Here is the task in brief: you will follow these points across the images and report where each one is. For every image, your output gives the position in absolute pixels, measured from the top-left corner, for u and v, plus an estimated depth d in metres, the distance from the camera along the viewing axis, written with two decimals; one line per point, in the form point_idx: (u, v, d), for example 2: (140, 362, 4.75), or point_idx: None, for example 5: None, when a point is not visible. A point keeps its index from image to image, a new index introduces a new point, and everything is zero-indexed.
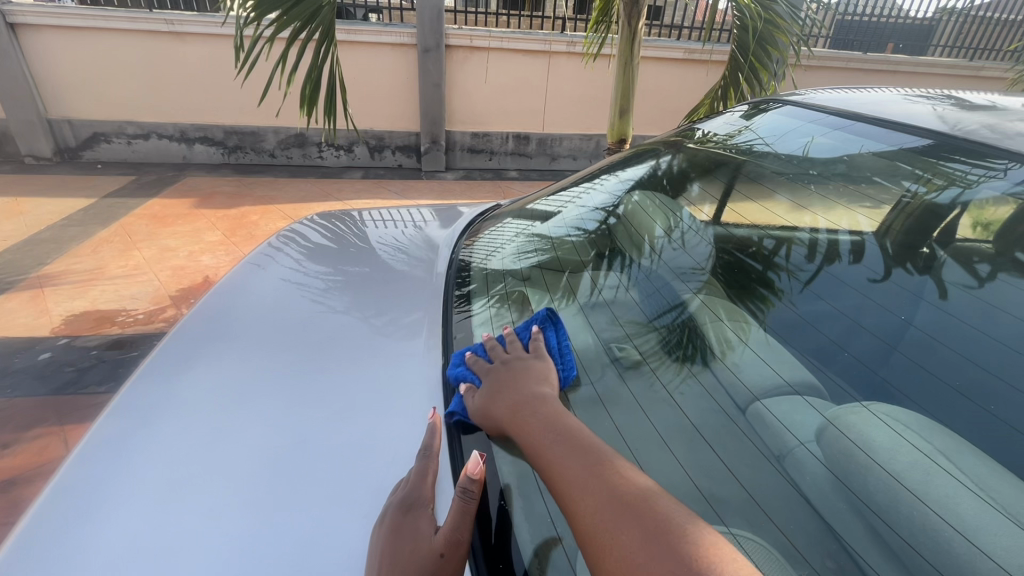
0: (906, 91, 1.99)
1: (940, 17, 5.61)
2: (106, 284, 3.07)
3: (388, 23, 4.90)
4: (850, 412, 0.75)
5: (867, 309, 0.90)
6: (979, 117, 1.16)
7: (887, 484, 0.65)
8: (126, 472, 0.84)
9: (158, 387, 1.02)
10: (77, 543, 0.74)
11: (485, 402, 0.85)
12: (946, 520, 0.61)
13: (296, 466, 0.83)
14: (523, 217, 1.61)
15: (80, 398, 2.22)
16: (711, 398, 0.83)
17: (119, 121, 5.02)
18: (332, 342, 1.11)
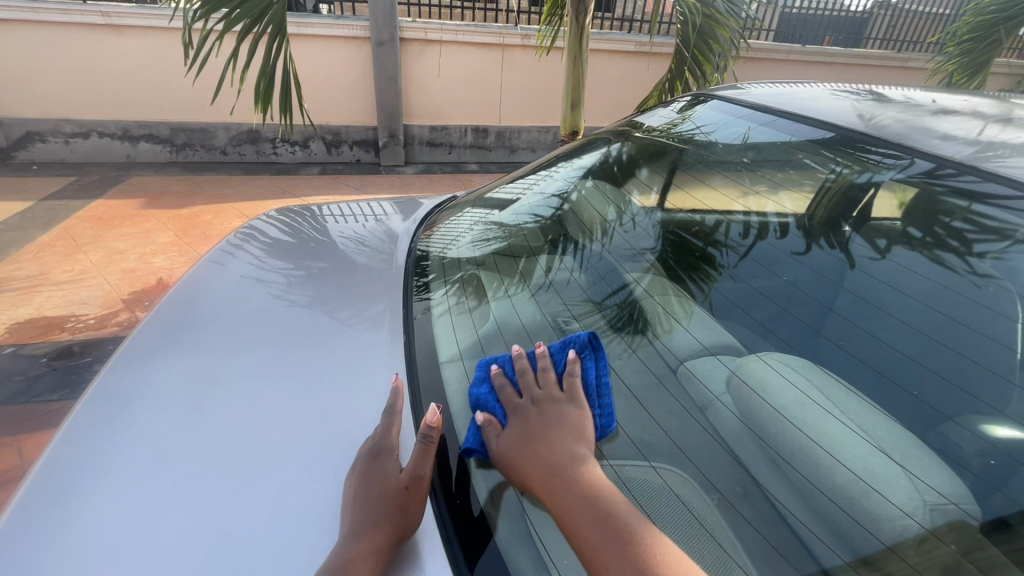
0: (835, 86, 2.15)
1: (871, 11, 5.97)
2: (52, 290, 2.95)
3: (340, 16, 4.83)
4: (749, 361, 0.89)
5: (782, 287, 1.04)
6: (890, 113, 1.28)
7: (773, 415, 0.78)
8: (115, 445, 0.88)
9: (135, 372, 1.05)
10: (72, 509, 0.79)
11: (513, 450, 0.77)
12: (816, 441, 0.75)
13: (273, 434, 0.90)
14: (480, 206, 1.68)
15: (32, 406, 2.16)
16: (645, 362, 0.93)
17: (54, 119, 4.76)
18: (300, 329, 1.17)
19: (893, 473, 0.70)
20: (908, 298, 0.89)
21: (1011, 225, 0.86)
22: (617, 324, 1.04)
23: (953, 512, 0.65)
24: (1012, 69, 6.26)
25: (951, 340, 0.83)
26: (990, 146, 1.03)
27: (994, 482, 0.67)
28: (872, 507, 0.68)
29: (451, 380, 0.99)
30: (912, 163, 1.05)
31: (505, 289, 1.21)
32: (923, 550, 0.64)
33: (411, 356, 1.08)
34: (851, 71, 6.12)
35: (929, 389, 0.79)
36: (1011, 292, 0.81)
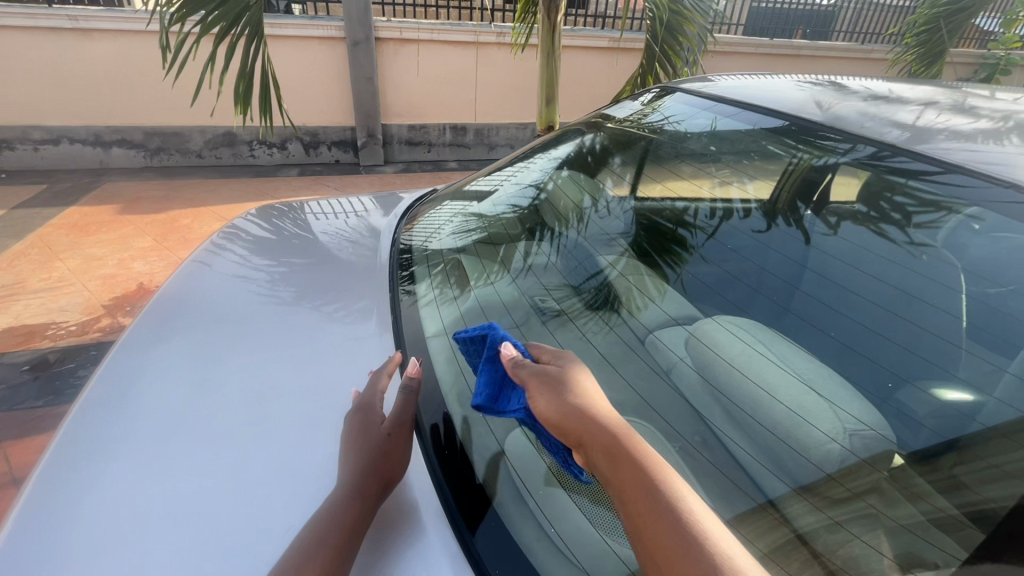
0: (798, 78, 2.25)
1: (838, 4, 6.16)
2: (30, 299, 2.92)
3: (314, 16, 4.82)
4: (707, 325, 0.99)
5: (750, 267, 1.13)
6: (848, 103, 1.37)
7: (726, 370, 0.89)
8: (127, 420, 0.98)
9: (138, 356, 1.14)
10: (93, 476, 0.88)
11: (568, 413, 0.68)
12: (760, 387, 0.86)
13: (272, 405, 1.00)
14: (459, 198, 1.73)
15: (16, 414, 2.15)
16: (617, 334, 1.01)
17: (22, 126, 4.66)
18: (291, 313, 1.26)
19: (820, 406, 0.81)
20: (862, 273, 1.00)
21: (947, 198, 0.94)
22: (594, 304, 1.11)
23: (870, 437, 0.76)
24: (967, 59, 6.54)
25: (896, 305, 0.92)
26: (923, 131, 1.13)
27: (919, 422, 0.77)
28: (805, 437, 0.78)
29: (438, 353, 1.07)
30: (852, 148, 1.14)
31: (486, 276, 1.27)
32: (843, 469, 0.74)
33: (398, 343, 1.14)
34: (818, 63, 6.31)
35: (872, 348, 0.88)
36: (955, 266, 0.89)
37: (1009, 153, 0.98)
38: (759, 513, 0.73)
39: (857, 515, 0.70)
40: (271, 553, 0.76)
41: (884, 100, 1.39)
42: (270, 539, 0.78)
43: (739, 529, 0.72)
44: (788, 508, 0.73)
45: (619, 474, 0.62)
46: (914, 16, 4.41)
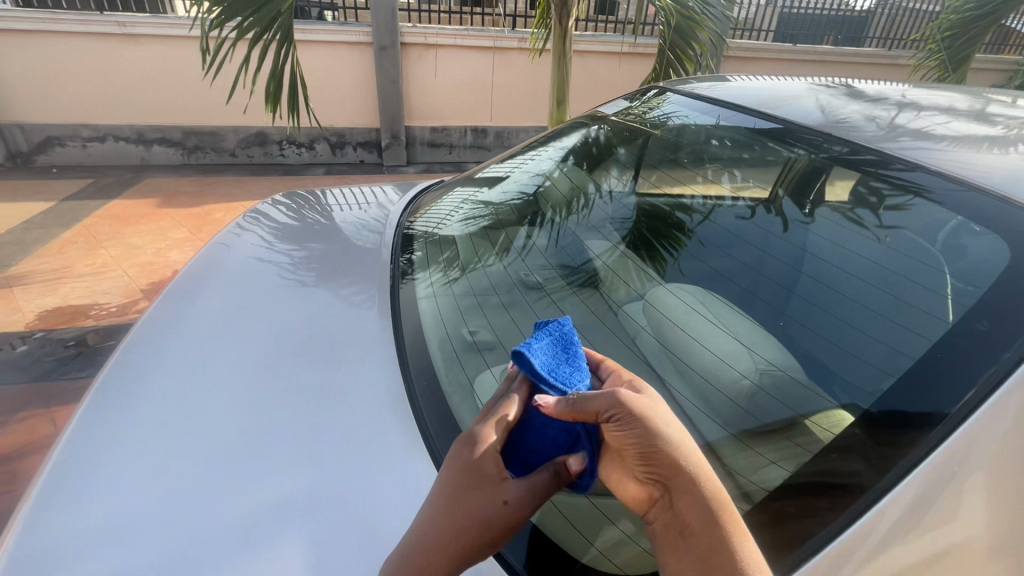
0: (812, 81, 2.29)
1: (872, 10, 6.12)
2: (76, 282, 3.15)
3: (344, 22, 5.04)
4: (665, 292, 1.11)
5: (747, 269, 1.10)
6: (853, 107, 1.42)
7: (670, 328, 1.02)
8: (167, 347, 1.13)
9: (179, 300, 1.31)
10: (135, 387, 1.03)
11: (671, 456, 0.61)
12: (693, 336, 0.99)
13: (287, 344, 1.10)
14: (469, 185, 1.87)
15: (61, 383, 2.35)
16: (591, 306, 1.13)
17: (73, 124, 5.00)
18: (312, 273, 1.39)
19: (739, 352, 0.94)
20: (858, 269, 0.99)
21: (913, 184, 1.01)
22: (579, 283, 1.20)
23: (775, 375, 0.88)
24: (1002, 65, 6.40)
25: (843, 285, 0.97)
26: (917, 134, 1.18)
27: (847, 380, 0.83)
28: (724, 374, 0.91)
29: (426, 312, 1.19)
30: (829, 146, 1.20)
31: (484, 254, 1.37)
32: (752, 400, 0.87)
33: (394, 307, 1.23)
34: (847, 69, 6.28)
35: (826, 327, 0.92)
36: (940, 268, 0.89)
37: (964, 153, 1.06)
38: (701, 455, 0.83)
39: (771, 442, 0.82)
40: (273, 458, 0.86)
41: (887, 106, 1.44)
42: (273, 445, 0.88)
43: None
44: (720, 448, 0.83)
45: (714, 541, 0.61)
46: (939, 22, 4.37)
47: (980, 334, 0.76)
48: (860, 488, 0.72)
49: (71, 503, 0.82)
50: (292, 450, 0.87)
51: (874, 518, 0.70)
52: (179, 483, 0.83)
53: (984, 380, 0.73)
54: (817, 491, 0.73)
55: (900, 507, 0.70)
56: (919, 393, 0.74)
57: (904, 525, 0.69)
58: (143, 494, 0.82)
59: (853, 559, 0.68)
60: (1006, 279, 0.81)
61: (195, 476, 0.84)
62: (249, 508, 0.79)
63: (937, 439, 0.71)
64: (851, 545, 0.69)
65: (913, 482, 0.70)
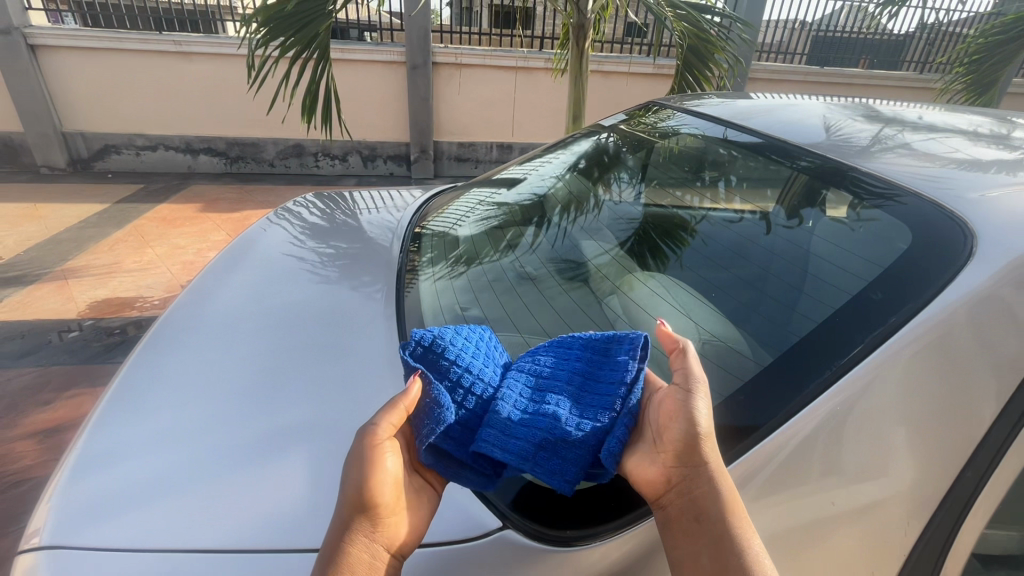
0: (828, 101, 2.35)
1: (910, 34, 6.09)
2: (124, 276, 3.42)
3: (380, 43, 5.33)
4: (644, 283, 1.22)
5: (729, 253, 1.21)
6: (860, 128, 1.49)
7: (637, 312, 1.13)
8: (211, 301, 1.28)
9: (223, 271, 1.47)
10: (183, 328, 1.17)
11: (701, 445, 0.70)
12: (653, 318, 1.10)
13: (313, 307, 1.23)
14: (486, 186, 2.01)
15: (106, 366, 2.56)
16: (574, 294, 1.23)
17: (129, 134, 5.40)
18: (340, 259, 1.54)
19: (689, 329, 1.05)
20: (826, 262, 1.04)
21: (890, 190, 1.08)
22: (568, 276, 1.31)
23: (718, 346, 0.99)
24: None
25: (806, 277, 1.03)
26: (919, 153, 1.24)
27: (775, 346, 0.91)
28: (671, 346, 1.02)
29: (431, 288, 1.32)
30: (810, 161, 1.28)
31: (487, 250, 1.49)
32: (693, 365, 0.97)
33: (399, 282, 1.35)
34: (880, 92, 6.26)
35: (775, 311, 1.00)
36: (878, 261, 0.96)
37: (892, 164, 1.17)
38: None
39: None
40: (288, 394, 0.94)
41: (892, 127, 1.50)
42: (291, 384, 0.97)
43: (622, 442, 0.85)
44: None
45: (726, 531, 0.66)
46: (967, 46, 4.36)
47: (874, 302, 0.87)
48: (759, 424, 0.81)
49: (116, 419, 0.93)
50: (305, 387, 0.96)
51: (765, 451, 0.78)
52: (205, 408, 0.92)
53: (870, 339, 0.83)
54: (720, 429, 0.82)
55: (792, 443, 0.78)
56: (820, 347, 0.85)
57: (792, 459, 0.78)
58: (174, 417, 0.91)
59: (750, 481, 0.77)
60: (902, 259, 0.92)
61: (221, 402, 0.93)
62: (263, 430, 0.87)
63: (831, 379, 0.81)
64: (741, 473, 0.77)
65: (804, 419, 0.79)
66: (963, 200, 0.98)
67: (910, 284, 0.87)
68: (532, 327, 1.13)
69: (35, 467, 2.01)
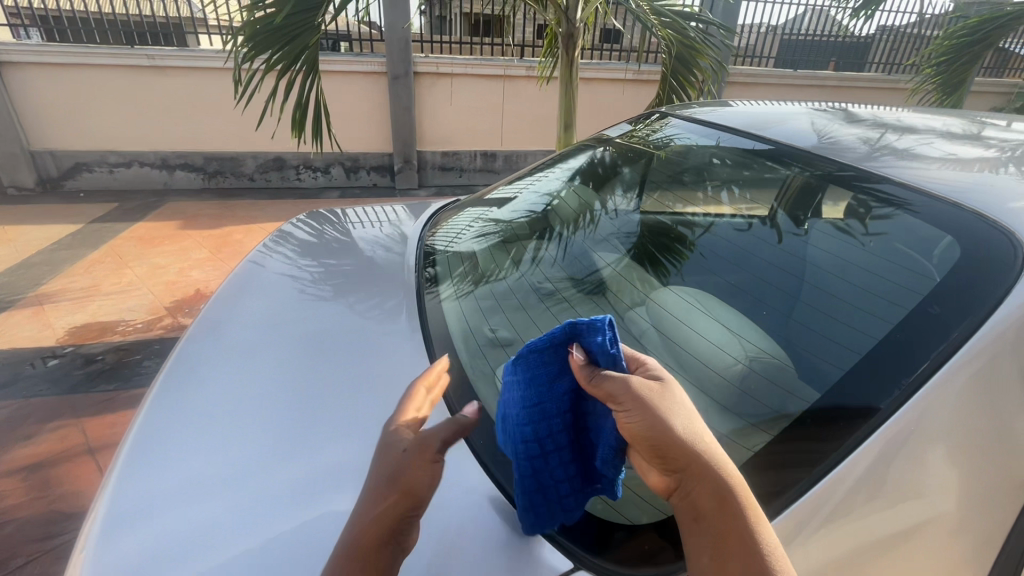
0: (810, 105, 2.41)
1: (873, 36, 6.29)
2: (104, 299, 3.29)
3: (360, 53, 5.28)
4: (669, 293, 1.21)
5: (755, 259, 1.22)
6: (850, 131, 1.52)
7: (674, 323, 1.12)
8: (225, 332, 1.23)
9: (231, 297, 1.41)
10: (200, 363, 1.12)
11: (684, 444, 0.65)
12: (691, 331, 1.09)
13: (334, 335, 1.19)
14: (479, 205, 1.97)
15: (91, 395, 2.45)
16: (603, 311, 1.21)
17: (101, 151, 5.24)
18: (345, 280, 1.48)
19: (733, 341, 1.04)
20: (853, 269, 1.06)
21: (898, 198, 1.11)
22: (590, 291, 1.29)
23: (767, 363, 0.97)
24: (1002, 87, 6.58)
25: (836, 287, 1.04)
26: (907, 153, 1.28)
27: (828, 361, 0.91)
28: (721, 361, 1.00)
29: (451, 311, 1.27)
30: (821, 163, 1.29)
31: (501, 266, 1.47)
32: (747, 382, 0.96)
33: (419, 304, 1.32)
34: (847, 93, 6.45)
35: (816, 320, 1.00)
36: (913, 272, 0.96)
37: (924, 170, 1.16)
38: None
39: (757, 411, 0.91)
40: (327, 431, 0.91)
41: (880, 129, 1.53)
42: (327, 420, 0.94)
43: None
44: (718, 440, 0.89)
45: (728, 525, 0.65)
46: (934, 48, 4.52)
47: (931, 317, 0.87)
48: (824, 451, 0.80)
49: (142, 463, 0.88)
50: (342, 422, 0.93)
51: (840, 475, 0.78)
52: (240, 449, 0.88)
53: (936, 354, 0.82)
54: (784, 456, 0.82)
55: (864, 465, 0.78)
56: (886, 367, 0.84)
57: (866, 479, 0.77)
58: (207, 459, 0.87)
59: (823, 507, 0.76)
60: (939, 266, 0.94)
61: (255, 442, 0.89)
62: (307, 472, 0.84)
63: (902, 398, 0.80)
64: (815, 500, 0.77)
65: (875, 442, 0.78)
66: (993, 206, 1.00)
67: (964, 297, 0.87)
68: None
69: (21, 506, 1.90)
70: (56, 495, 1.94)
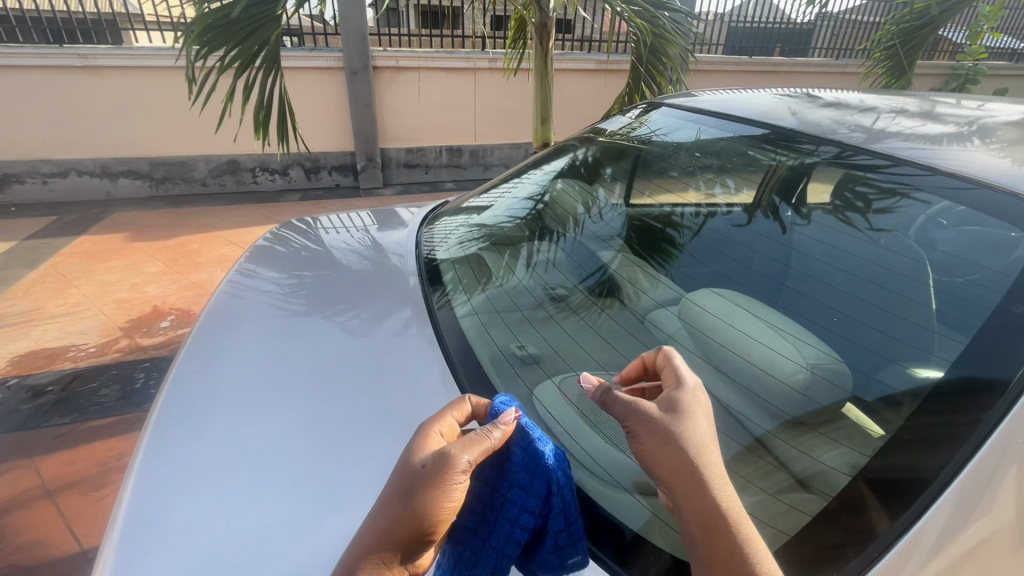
0: (779, 91, 2.39)
1: (817, 22, 6.48)
2: (49, 323, 3.02)
3: (314, 48, 5.04)
4: (705, 295, 1.16)
5: (781, 252, 1.19)
6: (827, 113, 1.46)
7: (715, 325, 1.08)
8: (216, 372, 1.10)
9: (213, 326, 1.27)
10: (195, 412, 0.99)
11: (684, 465, 0.67)
12: (737, 333, 1.05)
13: (341, 370, 1.10)
14: (460, 212, 1.87)
15: (45, 431, 2.23)
16: (623, 318, 1.18)
17: (31, 160, 4.80)
18: (334, 297, 1.37)
19: (786, 344, 0.99)
20: (887, 258, 1.04)
21: (902, 185, 1.09)
22: (598, 294, 1.26)
23: (830, 367, 0.93)
24: (939, 70, 6.89)
25: (875, 281, 1.02)
26: (882, 133, 1.26)
27: (889, 364, 0.89)
28: (779, 368, 0.96)
29: (470, 329, 1.19)
30: (819, 150, 1.28)
31: (500, 273, 1.40)
32: (808, 389, 0.92)
33: (435, 323, 1.23)
34: (797, 78, 6.64)
35: (865, 316, 0.98)
36: (971, 267, 0.93)
37: (961, 151, 1.11)
38: (752, 451, 0.88)
39: (812, 416, 0.89)
40: (350, 487, 0.85)
41: (856, 110, 1.49)
42: (348, 474, 0.87)
43: (735, 472, 0.86)
44: (770, 442, 0.89)
45: (725, 552, 0.64)
46: (882, 32, 4.69)
47: (1018, 315, 0.81)
48: (930, 478, 0.74)
49: (142, 539, 0.77)
50: (368, 474, 0.87)
51: (946, 504, 0.73)
52: (263, 517, 0.80)
53: None
54: (878, 483, 0.76)
55: (966, 488, 0.73)
56: (971, 375, 0.78)
57: (967, 504, 0.73)
58: (221, 534, 0.78)
59: (929, 540, 0.72)
60: (991, 257, 0.92)
61: (273, 508, 0.81)
62: (335, 539, 0.78)
63: (1004, 411, 0.75)
64: (922, 531, 0.72)
65: (980, 460, 0.74)
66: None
67: None
68: (592, 358, 1.09)
69: None
70: (12, 548, 1.74)
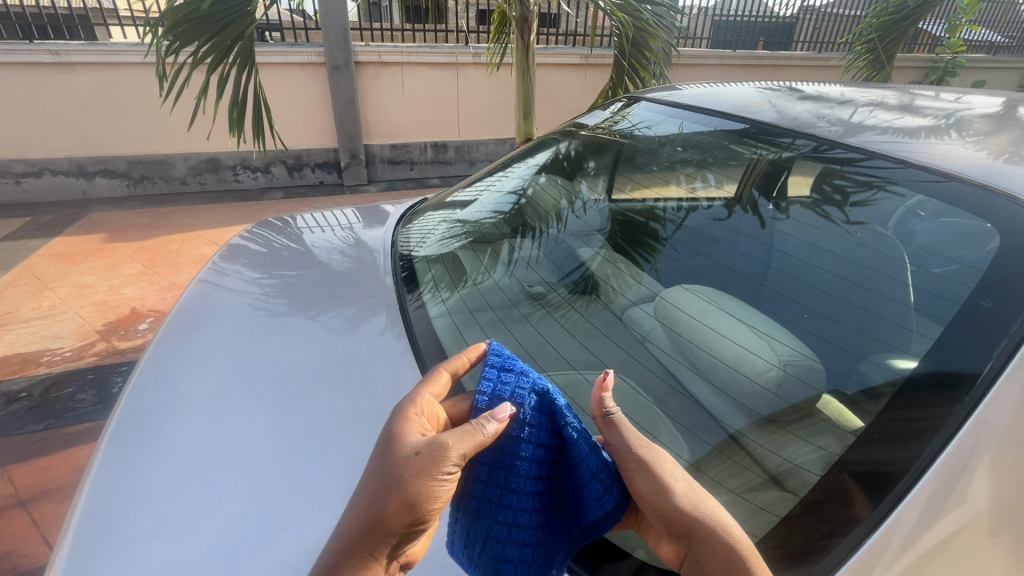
0: (760, 84, 2.39)
1: (798, 15, 6.52)
2: (23, 327, 2.94)
3: (295, 43, 4.96)
4: (680, 292, 1.16)
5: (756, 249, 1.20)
6: (807, 107, 1.46)
7: (689, 323, 1.08)
8: (179, 377, 1.07)
9: (179, 329, 1.23)
10: (157, 418, 0.96)
11: (686, 512, 0.63)
12: (711, 331, 1.05)
13: (311, 373, 1.07)
14: (442, 208, 1.85)
15: (17, 438, 2.17)
16: (600, 317, 1.17)
17: (4, 160, 4.68)
18: (307, 298, 1.34)
19: (757, 342, 1.00)
20: (859, 254, 1.04)
21: (876, 178, 1.09)
22: (577, 292, 1.26)
23: (802, 365, 0.93)
24: (920, 62, 6.95)
25: (848, 276, 1.02)
26: (859, 127, 1.26)
27: (858, 361, 0.89)
28: (751, 366, 0.96)
29: (445, 330, 1.18)
30: (795, 144, 1.28)
31: (479, 271, 1.39)
32: (778, 387, 0.92)
33: (409, 324, 1.22)
34: (781, 72, 6.67)
35: (837, 312, 0.98)
36: (939, 261, 0.93)
37: (936, 144, 1.11)
38: (726, 449, 0.88)
39: (785, 414, 0.89)
40: (317, 494, 0.83)
41: (834, 103, 1.49)
42: (313, 482, 0.85)
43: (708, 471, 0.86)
44: (743, 440, 0.88)
45: None
46: (863, 25, 4.72)
47: (985, 310, 0.81)
48: (899, 475, 0.74)
49: (98, 555, 0.75)
50: (334, 482, 0.85)
51: (915, 500, 0.73)
52: (223, 529, 0.78)
53: (998, 354, 0.77)
54: (849, 479, 0.76)
55: (936, 483, 0.73)
56: (940, 368, 0.78)
57: (936, 499, 0.73)
58: (182, 546, 0.76)
59: (898, 535, 0.72)
60: (962, 253, 0.91)
61: (236, 519, 0.79)
62: (300, 551, 0.76)
63: (971, 406, 0.75)
64: (891, 528, 0.72)
65: (948, 456, 0.74)
66: (994, 179, 0.97)
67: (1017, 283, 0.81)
68: (570, 358, 1.08)
69: None
70: None
